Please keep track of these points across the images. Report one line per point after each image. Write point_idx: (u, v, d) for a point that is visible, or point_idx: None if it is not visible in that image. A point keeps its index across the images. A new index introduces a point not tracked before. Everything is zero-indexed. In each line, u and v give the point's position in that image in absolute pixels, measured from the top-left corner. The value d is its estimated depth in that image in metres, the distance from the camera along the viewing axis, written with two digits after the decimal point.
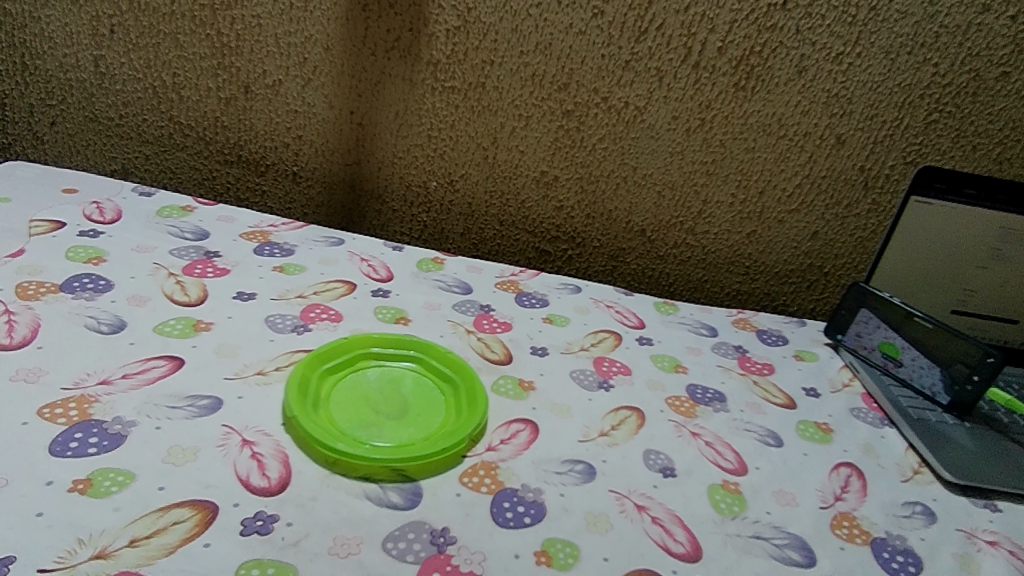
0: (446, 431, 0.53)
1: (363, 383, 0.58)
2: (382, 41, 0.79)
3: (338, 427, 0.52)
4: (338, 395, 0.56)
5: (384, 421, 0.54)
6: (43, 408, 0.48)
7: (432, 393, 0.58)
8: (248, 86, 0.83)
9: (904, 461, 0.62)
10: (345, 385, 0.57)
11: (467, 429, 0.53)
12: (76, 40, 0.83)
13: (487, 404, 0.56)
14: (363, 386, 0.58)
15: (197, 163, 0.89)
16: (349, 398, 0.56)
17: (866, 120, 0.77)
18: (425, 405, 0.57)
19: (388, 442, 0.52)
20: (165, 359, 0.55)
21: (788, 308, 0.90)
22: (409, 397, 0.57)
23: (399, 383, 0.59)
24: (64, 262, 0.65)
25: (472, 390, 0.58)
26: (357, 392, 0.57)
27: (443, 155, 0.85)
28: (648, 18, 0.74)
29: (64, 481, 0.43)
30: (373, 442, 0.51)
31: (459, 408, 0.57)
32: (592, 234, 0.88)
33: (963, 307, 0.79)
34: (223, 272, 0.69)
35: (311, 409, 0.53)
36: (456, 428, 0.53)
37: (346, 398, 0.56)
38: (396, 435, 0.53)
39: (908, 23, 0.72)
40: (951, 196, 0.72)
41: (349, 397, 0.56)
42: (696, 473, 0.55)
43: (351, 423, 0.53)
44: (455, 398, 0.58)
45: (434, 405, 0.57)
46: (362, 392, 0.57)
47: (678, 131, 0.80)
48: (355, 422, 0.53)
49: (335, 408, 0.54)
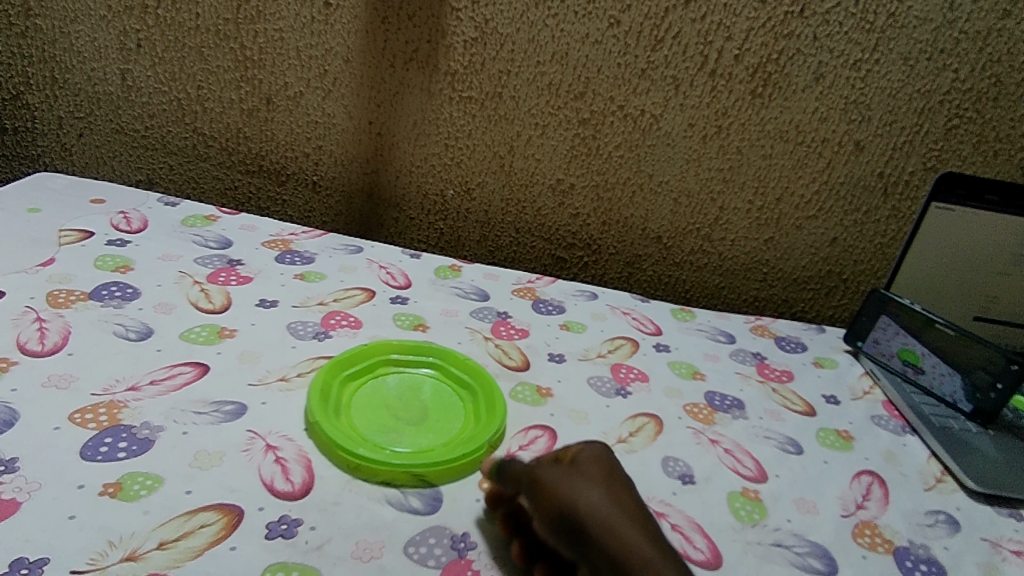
0: (465, 437, 0.54)
1: (383, 389, 0.59)
2: (401, 52, 0.80)
3: (359, 432, 0.53)
4: (359, 401, 0.57)
5: (404, 427, 0.55)
6: (75, 413, 0.49)
7: (451, 399, 0.59)
8: (270, 98, 0.85)
9: (927, 469, 0.61)
10: (365, 391, 0.58)
11: (486, 435, 0.53)
12: (104, 55, 0.85)
13: (505, 411, 0.56)
14: (383, 392, 0.58)
15: (220, 173, 0.91)
16: (369, 404, 0.56)
17: (885, 126, 0.77)
18: (444, 411, 0.57)
19: (408, 447, 0.52)
20: (191, 365, 0.56)
21: (807, 314, 0.90)
22: (428, 403, 0.58)
23: (418, 389, 0.59)
24: (92, 271, 0.67)
25: (490, 396, 0.59)
26: (377, 398, 0.57)
27: (460, 164, 0.86)
28: (664, 27, 0.75)
29: (95, 485, 0.44)
30: (393, 447, 0.52)
31: (478, 414, 0.57)
32: (608, 242, 0.88)
33: (985, 314, 0.78)
34: (246, 280, 0.70)
35: (333, 415, 0.53)
36: (475, 434, 0.53)
37: (366, 404, 0.56)
38: (416, 441, 0.53)
39: (927, 29, 0.72)
40: (972, 202, 0.71)
41: (370, 403, 0.57)
42: (714, 481, 0.55)
43: (372, 428, 0.54)
44: (474, 405, 0.58)
45: (453, 412, 0.57)
46: (382, 399, 0.57)
47: (694, 138, 0.80)
48: (375, 428, 0.54)
49: (356, 414, 0.55)
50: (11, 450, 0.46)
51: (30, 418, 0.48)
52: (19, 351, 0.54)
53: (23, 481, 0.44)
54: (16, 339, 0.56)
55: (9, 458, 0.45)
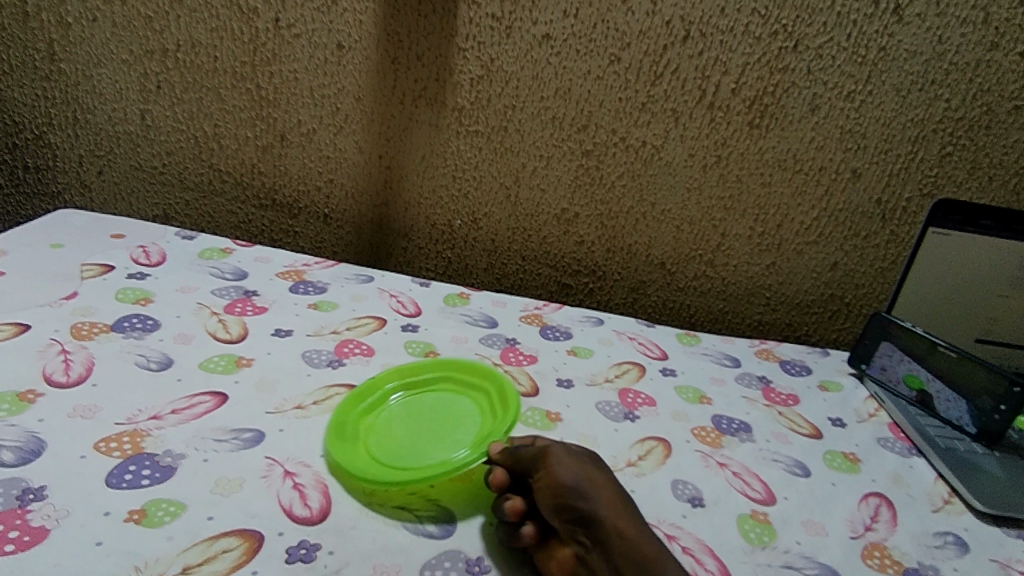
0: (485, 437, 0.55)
1: (398, 414, 0.60)
2: (410, 90, 0.84)
3: (385, 460, 0.54)
4: (377, 431, 0.58)
5: (423, 446, 0.56)
6: (100, 442, 0.51)
7: (466, 407, 0.60)
8: (284, 135, 0.88)
9: (934, 490, 0.62)
10: (381, 421, 0.59)
11: (506, 428, 0.55)
12: (125, 95, 0.89)
13: (520, 400, 0.58)
14: (398, 416, 0.59)
15: (234, 207, 0.94)
16: (387, 431, 0.57)
17: (881, 154, 0.79)
18: (461, 420, 0.59)
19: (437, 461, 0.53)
20: (210, 394, 0.58)
21: (811, 338, 0.91)
22: (446, 415, 0.59)
23: (431, 406, 0.61)
24: (114, 303, 0.69)
25: (501, 393, 0.60)
26: (394, 423, 0.59)
27: (467, 195, 0.89)
28: (663, 63, 0.78)
29: (121, 512, 0.46)
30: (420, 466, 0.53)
31: (495, 413, 0.59)
32: (612, 268, 0.90)
33: (987, 336, 0.79)
34: (261, 310, 0.72)
35: (354, 453, 0.54)
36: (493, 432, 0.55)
37: (385, 432, 0.57)
38: (441, 453, 0.54)
39: (917, 61, 0.75)
40: (968, 227, 0.73)
41: (387, 430, 0.58)
42: (723, 503, 0.56)
43: (397, 453, 0.55)
44: (490, 406, 0.60)
45: (471, 419, 0.59)
46: (399, 423, 0.59)
47: (695, 168, 0.83)
48: (395, 452, 0.55)
49: (377, 444, 0.56)
50: (38, 479, 0.47)
51: (57, 447, 0.50)
52: (45, 382, 0.56)
53: (52, 508, 0.45)
54: (42, 371, 0.57)
55: (37, 486, 0.47)
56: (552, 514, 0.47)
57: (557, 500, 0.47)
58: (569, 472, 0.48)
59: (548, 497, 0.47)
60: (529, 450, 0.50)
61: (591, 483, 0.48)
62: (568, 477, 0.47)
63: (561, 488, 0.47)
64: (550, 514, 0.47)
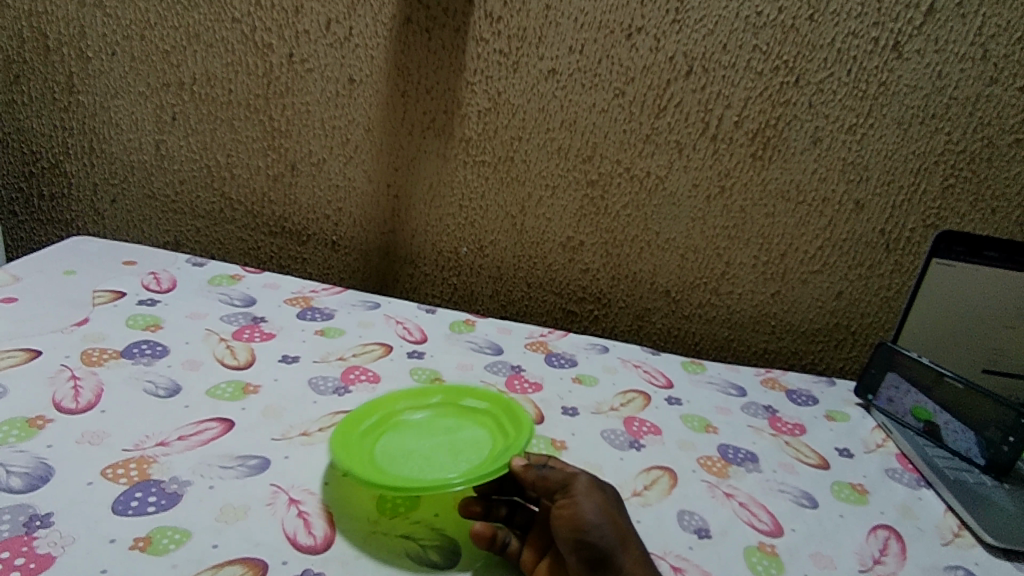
0: (499, 451, 0.53)
1: (402, 435, 0.58)
2: (419, 122, 0.85)
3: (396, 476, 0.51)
4: (383, 451, 0.55)
5: (433, 466, 0.54)
6: (107, 468, 0.51)
7: (474, 427, 0.59)
8: (295, 164, 0.90)
9: (944, 523, 0.61)
10: (385, 442, 0.57)
11: (523, 437, 0.53)
12: (141, 126, 0.91)
13: (531, 415, 0.57)
14: (403, 437, 0.57)
15: (244, 234, 0.95)
16: (393, 452, 0.55)
17: (883, 186, 0.80)
18: (470, 439, 0.57)
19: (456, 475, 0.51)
20: (217, 421, 0.58)
21: (817, 366, 0.91)
22: (453, 436, 0.58)
23: (436, 428, 0.59)
24: (124, 329, 0.70)
25: (508, 412, 0.59)
26: (400, 444, 0.56)
27: (473, 224, 0.90)
28: (667, 96, 0.79)
29: (126, 539, 0.46)
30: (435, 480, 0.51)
31: (504, 430, 0.57)
32: (617, 295, 0.91)
33: (994, 366, 0.78)
34: (269, 336, 0.73)
35: (362, 463, 0.52)
36: (508, 445, 0.53)
37: (392, 452, 0.55)
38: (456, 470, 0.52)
39: (917, 96, 0.76)
40: (972, 258, 0.73)
41: (394, 450, 0.55)
42: (730, 534, 0.55)
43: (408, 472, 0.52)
44: (499, 424, 0.59)
45: (480, 439, 0.57)
46: (405, 444, 0.56)
47: (698, 198, 0.84)
48: (405, 469, 0.53)
49: (385, 463, 0.53)
50: (45, 505, 0.47)
51: (65, 473, 0.50)
52: (55, 408, 0.57)
53: (58, 535, 0.45)
54: (52, 397, 0.58)
55: (44, 513, 0.47)
56: (568, 548, 0.45)
57: (575, 535, 0.44)
58: (594, 507, 0.45)
59: (566, 529, 0.45)
60: (554, 474, 0.48)
61: (615, 522, 0.46)
62: (591, 513, 0.45)
63: (583, 523, 0.44)
64: (566, 548, 0.45)
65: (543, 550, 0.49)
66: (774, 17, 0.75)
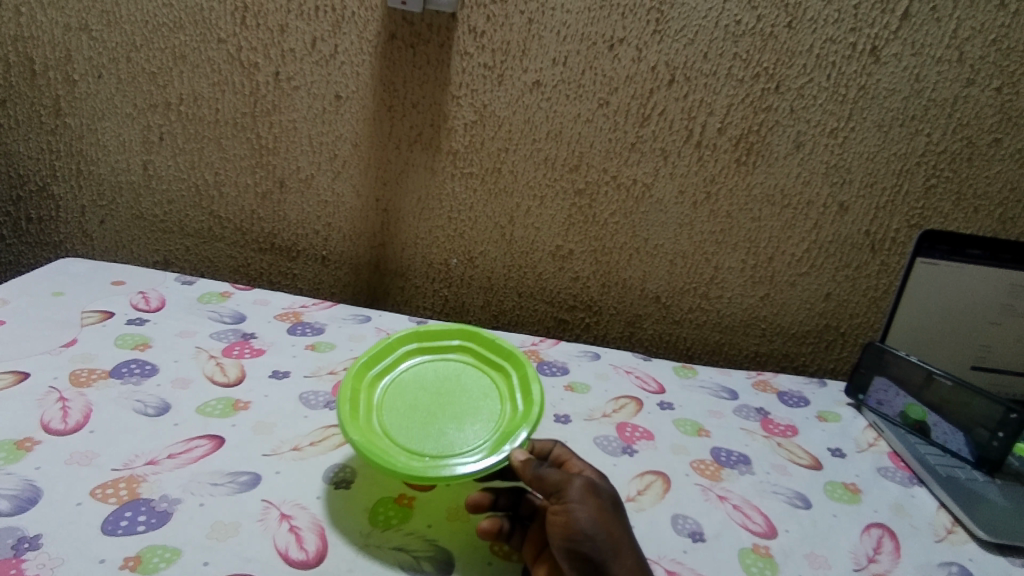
0: (505, 429, 0.53)
1: (414, 386, 0.58)
2: (406, 136, 0.86)
3: (394, 438, 0.52)
4: (391, 402, 0.56)
5: (439, 428, 0.54)
6: (96, 489, 0.51)
7: (485, 386, 0.59)
8: (283, 181, 0.90)
9: (937, 520, 0.61)
10: (396, 394, 0.57)
11: (529, 420, 0.52)
12: (128, 147, 0.91)
13: (542, 389, 0.55)
14: (414, 388, 0.58)
15: (234, 252, 0.96)
16: (401, 403, 0.56)
17: (866, 188, 0.81)
18: (479, 400, 0.57)
19: (453, 450, 0.52)
20: (207, 438, 0.58)
21: (808, 367, 0.93)
22: (463, 392, 0.58)
23: (448, 380, 0.59)
24: (113, 349, 0.70)
25: (522, 373, 0.58)
26: (409, 395, 0.57)
27: (463, 235, 0.90)
28: (651, 106, 0.80)
29: (116, 559, 0.45)
30: (431, 451, 0.51)
31: (514, 398, 0.57)
32: (608, 303, 0.92)
33: (982, 363, 0.79)
34: (259, 352, 0.73)
35: (369, 430, 0.52)
36: (514, 426, 0.53)
37: (399, 404, 0.56)
38: (456, 438, 0.53)
39: (897, 98, 0.77)
40: (956, 256, 0.74)
41: (402, 401, 0.57)
42: (725, 537, 0.55)
43: (408, 430, 0.53)
44: (509, 389, 0.58)
45: (489, 401, 0.57)
46: (414, 395, 0.57)
47: (685, 205, 0.84)
48: (411, 431, 0.53)
49: (389, 417, 0.55)
50: (34, 527, 0.47)
51: (54, 494, 0.50)
52: (44, 429, 0.56)
53: (47, 557, 0.45)
54: (40, 419, 0.58)
55: (32, 535, 0.46)
56: (562, 556, 0.44)
57: (568, 543, 0.44)
58: (588, 516, 0.45)
59: (558, 537, 0.45)
60: (552, 475, 0.47)
61: (609, 532, 0.45)
62: (585, 521, 0.44)
63: (576, 532, 0.44)
64: (560, 555, 0.44)
65: (542, 548, 0.49)
66: (754, 26, 0.75)
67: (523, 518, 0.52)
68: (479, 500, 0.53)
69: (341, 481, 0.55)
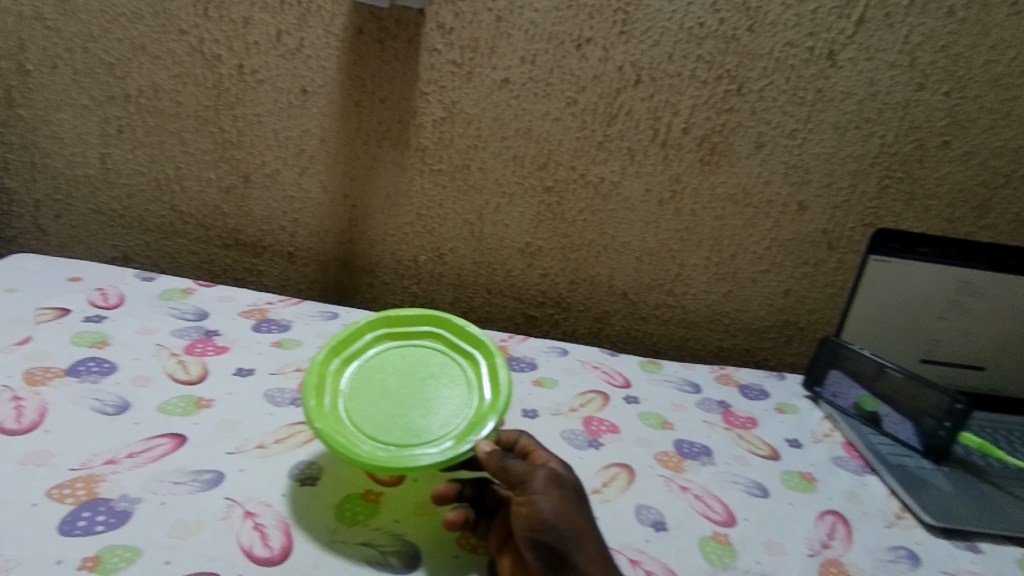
0: (471, 419, 0.53)
1: (381, 371, 0.58)
2: (374, 132, 0.85)
3: (360, 427, 0.53)
4: (358, 388, 0.56)
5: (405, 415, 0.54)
6: (52, 489, 0.50)
7: (453, 373, 0.58)
8: (248, 176, 0.89)
9: (886, 507, 0.64)
10: (363, 380, 0.57)
11: (495, 413, 0.53)
12: (86, 140, 0.89)
13: (509, 380, 0.55)
14: (382, 374, 0.57)
15: (197, 248, 0.94)
16: (367, 389, 0.56)
17: (824, 187, 0.84)
18: (447, 386, 0.57)
19: (419, 439, 0.52)
20: (168, 437, 0.57)
21: (769, 361, 0.96)
22: (431, 379, 0.57)
23: (417, 366, 0.59)
24: (69, 347, 0.68)
25: (491, 362, 0.57)
26: (377, 380, 0.57)
27: (432, 232, 0.90)
28: (617, 105, 0.81)
29: (73, 560, 0.44)
30: (396, 440, 0.52)
31: (481, 387, 0.56)
32: (576, 299, 0.93)
33: (931, 356, 0.83)
34: (222, 350, 0.72)
35: (334, 421, 0.52)
36: (480, 417, 0.53)
37: (366, 389, 0.56)
38: (421, 426, 0.53)
39: (852, 101, 0.79)
40: (906, 254, 0.77)
41: (369, 387, 0.56)
42: (686, 526, 0.57)
43: (375, 418, 0.53)
44: (477, 378, 0.57)
45: (456, 389, 0.57)
46: (381, 381, 0.57)
47: (651, 203, 0.86)
48: (376, 419, 0.53)
49: (355, 404, 0.55)
50: None
51: (8, 495, 0.49)
52: None
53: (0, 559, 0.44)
54: None
55: None
56: (528, 547, 0.45)
57: (532, 534, 0.45)
58: (552, 506, 0.46)
59: (523, 528, 0.45)
60: (517, 466, 0.48)
61: (572, 522, 0.46)
62: (549, 512, 0.45)
63: (540, 523, 0.45)
64: (525, 546, 0.46)
65: (508, 538, 0.50)
66: (716, 28, 0.77)
67: (488, 508, 0.52)
68: (445, 491, 0.52)
69: (307, 478, 0.55)
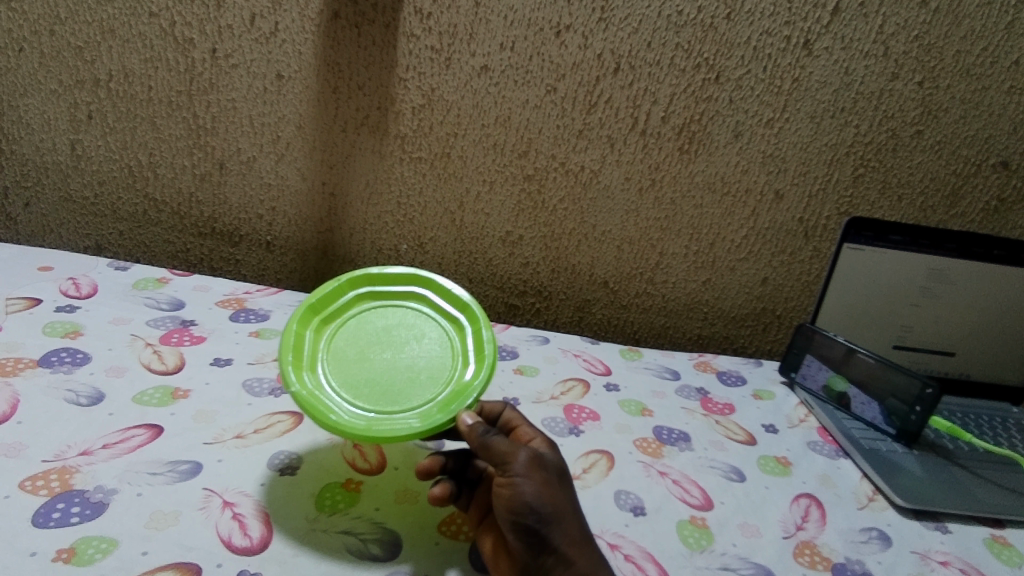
0: (454, 389, 0.53)
1: (363, 333, 0.58)
2: (352, 118, 0.84)
3: (339, 390, 0.52)
4: (339, 351, 0.56)
5: (386, 379, 0.54)
6: (25, 481, 0.49)
7: (436, 339, 0.58)
8: (223, 163, 0.87)
9: (860, 490, 0.66)
10: (344, 343, 0.57)
11: (479, 382, 0.52)
12: (54, 126, 0.87)
13: (495, 348, 0.55)
14: (364, 336, 0.57)
15: (171, 236, 0.93)
16: (348, 352, 0.56)
17: (800, 176, 0.85)
18: (430, 352, 0.57)
19: (400, 405, 0.52)
20: (144, 428, 0.57)
21: (747, 349, 0.98)
22: (413, 343, 0.57)
23: (400, 329, 0.58)
24: (41, 337, 0.66)
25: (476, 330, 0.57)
26: (358, 343, 0.57)
27: (412, 220, 0.90)
28: (597, 93, 0.81)
29: (47, 552, 0.44)
30: (375, 405, 0.52)
31: (465, 355, 0.56)
32: (557, 288, 0.93)
33: (903, 342, 0.85)
34: (199, 340, 0.71)
35: (312, 384, 0.52)
36: (464, 387, 0.52)
37: (347, 351, 0.56)
38: (402, 393, 0.53)
39: (827, 91, 0.80)
40: (879, 241, 0.78)
41: (350, 350, 0.56)
42: (664, 511, 0.58)
43: (354, 381, 0.53)
44: (461, 345, 0.57)
45: (438, 355, 0.56)
46: (362, 344, 0.57)
47: (631, 191, 0.86)
48: (357, 383, 0.53)
49: (335, 367, 0.54)
50: None
51: None
52: None
53: None
54: None
55: None
56: (510, 529, 0.46)
57: (514, 517, 0.45)
58: (533, 490, 0.46)
59: (505, 512, 0.46)
60: (499, 445, 0.48)
61: (553, 505, 0.46)
62: (530, 495, 0.45)
63: (522, 507, 0.45)
64: (507, 528, 0.46)
65: (485, 515, 0.51)
66: (694, 16, 0.77)
67: (468, 480, 0.53)
68: (429, 464, 0.53)
69: (287, 468, 0.55)
